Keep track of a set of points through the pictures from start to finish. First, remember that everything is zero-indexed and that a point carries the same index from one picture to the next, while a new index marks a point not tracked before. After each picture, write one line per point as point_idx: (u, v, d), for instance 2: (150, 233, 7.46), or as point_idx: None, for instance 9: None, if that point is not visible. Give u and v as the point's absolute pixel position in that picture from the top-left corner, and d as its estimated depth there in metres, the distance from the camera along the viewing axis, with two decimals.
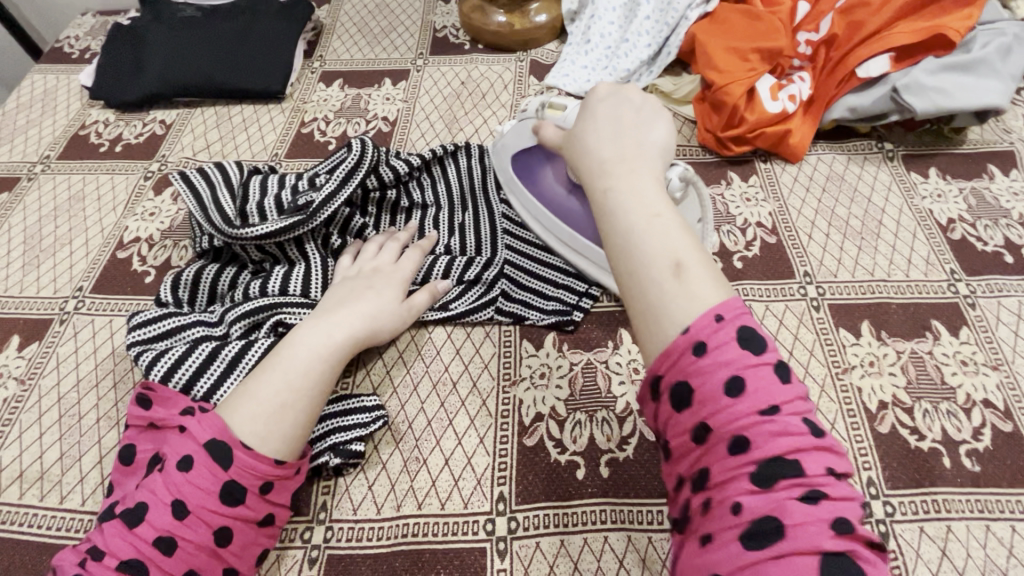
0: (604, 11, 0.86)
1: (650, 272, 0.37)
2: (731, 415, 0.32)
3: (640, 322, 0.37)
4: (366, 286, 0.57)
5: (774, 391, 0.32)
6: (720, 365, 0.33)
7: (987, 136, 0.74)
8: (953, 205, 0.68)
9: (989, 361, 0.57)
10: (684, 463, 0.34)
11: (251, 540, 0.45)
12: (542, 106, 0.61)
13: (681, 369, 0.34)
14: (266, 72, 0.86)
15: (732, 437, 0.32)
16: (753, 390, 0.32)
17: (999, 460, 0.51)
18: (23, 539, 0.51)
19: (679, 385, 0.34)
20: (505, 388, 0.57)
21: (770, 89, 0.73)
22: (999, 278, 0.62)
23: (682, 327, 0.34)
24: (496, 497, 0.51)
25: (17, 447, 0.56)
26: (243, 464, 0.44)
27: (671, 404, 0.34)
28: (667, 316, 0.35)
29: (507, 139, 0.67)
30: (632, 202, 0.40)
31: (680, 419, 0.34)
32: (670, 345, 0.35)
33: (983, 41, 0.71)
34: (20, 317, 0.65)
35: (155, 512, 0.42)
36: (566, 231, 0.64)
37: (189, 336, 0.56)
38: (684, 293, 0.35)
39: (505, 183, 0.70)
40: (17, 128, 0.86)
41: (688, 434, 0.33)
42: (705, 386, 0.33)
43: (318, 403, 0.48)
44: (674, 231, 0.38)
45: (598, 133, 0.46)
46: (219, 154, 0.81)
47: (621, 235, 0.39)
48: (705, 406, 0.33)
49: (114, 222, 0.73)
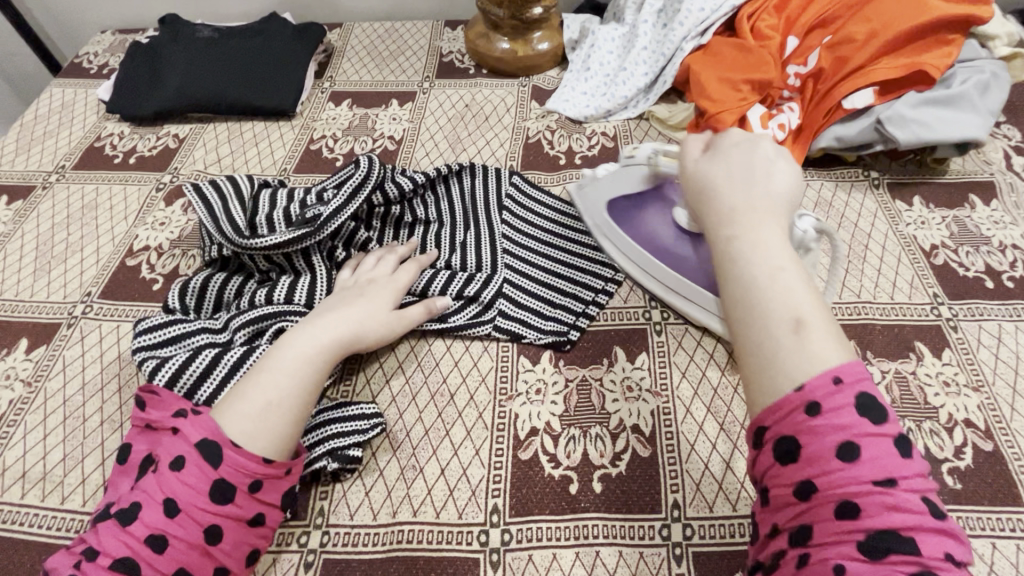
0: (603, 41, 0.92)
1: (769, 322, 0.38)
2: (842, 479, 0.33)
3: (753, 374, 0.38)
4: (357, 294, 0.59)
5: (891, 463, 0.33)
6: (835, 428, 0.34)
7: (968, 167, 0.78)
8: (936, 232, 0.71)
9: (970, 382, 0.58)
10: (783, 515, 0.36)
11: (241, 538, 0.45)
12: (655, 152, 0.62)
13: (793, 426, 0.35)
14: (279, 91, 0.90)
15: (840, 501, 0.33)
16: (867, 459, 0.34)
17: (980, 478, 0.52)
18: (24, 539, 0.51)
19: (786, 438, 0.36)
20: (502, 402, 0.58)
21: (761, 118, 0.77)
22: (980, 303, 0.64)
23: (796, 386, 0.36)
24: (490, 509, 0.52)
25: (21, 448, 0.57)
26: (232, 463, 0.45)
27: (777, 455, 0.36)
28: (782, 369, 0.37)
29: (600, 183, 0.68)
30: (757, 251, 0.41)
31: (785, 472, 0.36)
32: (781, 400, 0.36)
33: (962, 78, 0.75)
34: (29, 321, 0.67)
35: (148, 510, 0.44)
36: (669, 271, 0.64)
37: (194, 344, 0.58)
38: (804, 351, 0.37)
39: (599, 230, 0.70)
40: (35, 138, 0.89)
41: (791, 488, 0.35)
42: (815, 445, 0.34)
43: (304, 403, 0.50)
44: (798, 285, 0.39)
45: (728, 177, 0.47)
46: (230, 168, 0.84)
47: (741, 285, 0.40)
48: (813, 465, 0.34)
49: (125, 230, 0.75)
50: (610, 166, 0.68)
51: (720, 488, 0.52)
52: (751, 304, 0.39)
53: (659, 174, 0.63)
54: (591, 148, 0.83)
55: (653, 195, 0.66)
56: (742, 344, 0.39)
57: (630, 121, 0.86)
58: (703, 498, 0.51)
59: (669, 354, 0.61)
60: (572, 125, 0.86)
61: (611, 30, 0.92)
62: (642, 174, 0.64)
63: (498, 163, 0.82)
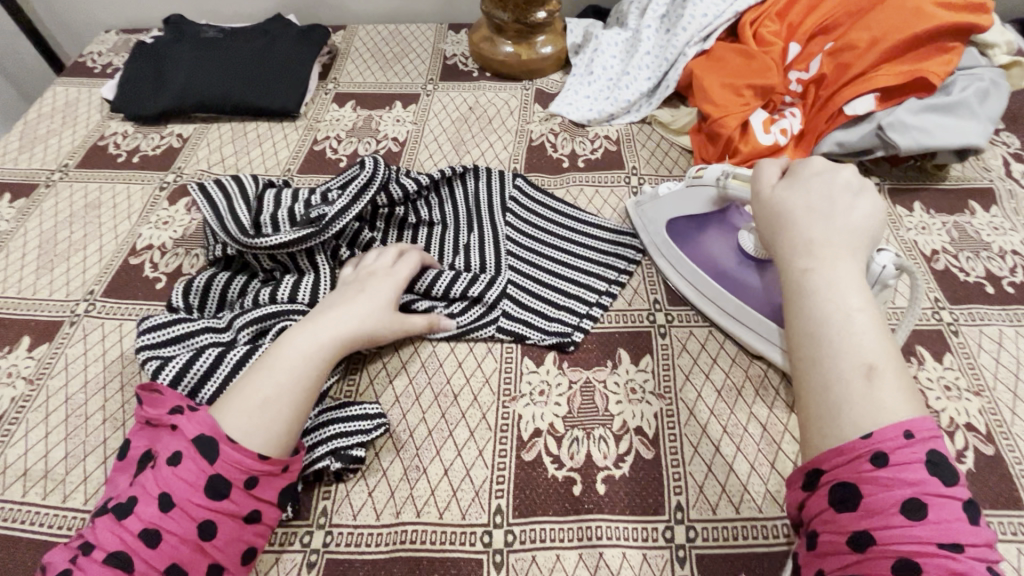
0: (606, 45, 0.92)
1: (839, 365, 0.38)
2: (904, 534, 0.33)
3: (811, 413, 0.39)
4: (358, 288, 0.59)
5: (959, 528, 0.33)
6: (901, 482, 0.34)
7: (968, 173, 0.78)
8: (936, 238, 0.71)
9: (972, 387, 0.59)
10: (831, 562, 0.35)
11: (234, 535, 0.45)
12: (724, 174, 0.58)
13: (855, 472, 0.35)
14: (283, 92, 0.90)
15: (900, 558, 0.33)
16: (933, 519, 0.33)
17: (982, 481, 0.53)
18: (25, 536, 0.51)
19: (846, 485, 0.35)
20: (505, 403, 0.58)
21: (763, 123, 0.78)
22: (981, 308, 0.65)
23: (861, 434, 0.36)
24: (494, 510, 0.52)
25: (22, 446, 0.56)
26: (228, 458, 0.45)
27: (834, 499, 0.36)
28: (850, 413, 0.37)
29: (664, 201, 0.67)
30: (832, 290, 0.41)
31: (840, 519, 0.35)
32: (846, 443, 0.36)
33: (962, 85, 0.75)
34: (31, 318, 0.67)
35: (143, 504, 0.44)
36: (729, 297, 0.62)
37: (197, 343, 0.58)
38: (873, 398, 0.37)
39: (655, 247, 0.69)
40: (38, 136, 0.89)
41: (845, 537, 0.34)
42: (877, 496, 0.34)
43: (301, 398, 0.49)
44: (872, 330, 0.39)
45: (806, 206, 0.46)
46: (234, 168, 0.84)
47: (813, 323, 0.40)
48: (873, 515, 0.34)
49: (128, 229, 0.75)
50: (676, 184, 0.67)
51: (724, 490, 0.52)
52: (821, 343, 0.39)
53: (727, 197, 0.59)
54: (594, 151, 0.83)
55: (716, 217, 0.65)
56: (807, 381, 0.39)
57: (633, 126, 0.87)
58: (706, 500, 0.51)
59: (673, 357, 0.61)
60: (576, 128, 0.87)
61: (614, 35, 0.93)
62: (709, 195, 0.61)
63: (501, 165, 0.82)
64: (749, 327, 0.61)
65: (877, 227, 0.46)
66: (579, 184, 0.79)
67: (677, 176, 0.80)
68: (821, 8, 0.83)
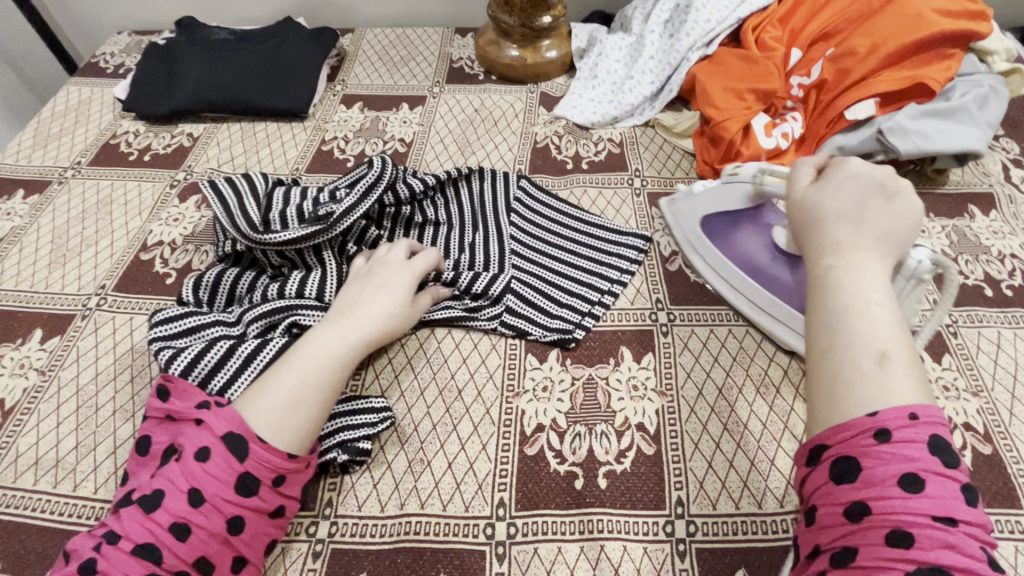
0: (610, 50, 0.94)
1: (851, 348, 0.38)
2: (899, 505, 0.33)
3: (818, 396, 0.38)
4: (375, 280, 0.58)
5: (954, 504, 0.33)
6: (900, 457, 0.34)
7: (968, 178, 0.79)
8: (935, 241, 0.72)
9: (970, 387, 0.59)
10: (826, 535, 0.35)
11: (260, 529, 0.47)
12: (761, 171, 0.63)
13: (856, 446, 0.35)
14: (292, 93, 0.91)
15: (894, 528, 0.33)
16: (930, 493, 0.33)
17: (979, 480, 0.53)
18: (35, 524, 0.52)
19: (846, 458, 0.35)
20: (508, 399, 0.59)
21: (764, 126, 0.79)
22: (979, 310, 0.65)
23: (869, 414, 0.36)
24: (497, 503, 0.53)
25: (34, 435, 0.58)
26: (258, 457, 0.45)
27: (833, 472, 0.36)
28: (856, 394, 0.36)
29: (700, 198, 0.69)
30: (853, 281, 0.41)
31: (837, 491, 0.35)
32: (850, 420, 0.36)
33: (962, 90, 0.76)
34: (43, 312, 0.68)
35: (171, 499, 0.43)
36: (762, 291, 0.63)
37: (208, 336, 0.59)
38: (882, 382, 0.36)
39: (686, 242, 0.71)
40: (51, 134, 0.91)
41: (842, 507, 0.35)
42: (876, 468, 0.34)
43: (329, 397, 0.50)
44: (891, 321, 0.39)
45: (839, 200, 0.45)
46: (243, 167, 0.85)
47: (833, 312, 0.40)
48: (870, 487, 0.34)
49: (139, 225, 0.77)
50: (709, 183, 0.70)
51: (723, 486, 0.53)
52: (837, 330, 0.39)
53: (763, 193, 0.63)
54: (598, 153, 0.85)
55: (750, 213, 0.66)
56: (818, 364, 0.39)
57: (636, 129, 0.88)
58: (706, 495, 0.52)
59: (675, 355, 0.62)
60: (580, 131, 0.88)
61: (618, 40, 0.95)
62: (744, 192, 0.65)
63: (506, 166, 0.83)
64: (782, 321, 0.62)
65: (913, 226, 0.44)
66: (583, 185, 0.80)
67: (680, 179, 0.81)
68: (822, 15, 0.84)
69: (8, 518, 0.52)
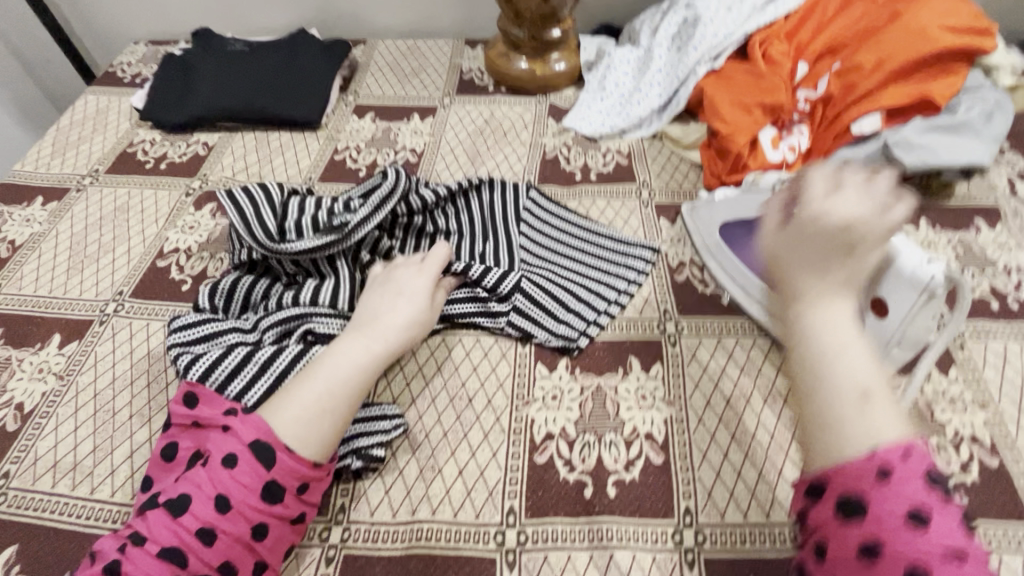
0: (619, 63, 0.95)
1: (836, 393, 0.40)
2: (910, 541, 0.34)
3: (811, 438, 0.40)
4: (396, 289, 0.60)
5: (957, 535, 0.34)
6: (904, 494, 0.35)
7: (973, 192, 0.80)
8: (941, 254, 0.73)
9: (976, 400, 0.60)
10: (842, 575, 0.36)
11: (282, 536, 0.47)
12: (781, 183, 0.62)
13: (862, 486, 0.36)
14: (305, 103, 0.93)
15: (909, 564, 0.33)
16: (935, 527, 0.34)
17: (987, 493, 0.54)
18: (53, 526, 0.53)
19: (852, 498, 0.36)
20: (518, 407, 0.60)
21: (772, 140, 0.80)
22: (986, 323, 0.66)
23: (865, 452, 0.37)
24: (507, 510, 0.53)
25: (53, 439, 0.59)
26: (283, 465, 0.47)
27: (840, 510, 0.36)
28: (847, 437, 0.38)
29: (720, 207, 0.70)
30: (828, 324, 0.42)
31: (849, 530, 0.36)
32: (849, 462, 0.37)
33: (968, 105, 0.77)
34: (62, 317, 0.69)
35: (198, 504, 0.45)
36: None
37: (226, 342, 0.60)
38: (868, 423, 0.38)
39: (705, 250, 0.72)
40: (69, 142, 0.93)
41: (851, 545, 0.35)
42: (883, 506, 0.35)
43: (352, 406, 0.51)
44: (864, 360, 0.41)
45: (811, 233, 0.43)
46: (257, 175, 0.87)
47: (812, 357, 0.41)
48: (881, 524, 0.35)
49: (156, 233, 0.78)
50: (729, 192, 0.71)
51: (732, 496, 0.53)
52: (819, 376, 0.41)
53: None
54: (606, 164, 0.86)
55: None
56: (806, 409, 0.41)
57: (643, 140, 0.89)
58: (714, 505, 0.53)
59: (683, 365, 0.63)
60: (588, 142, 0.89)
61: (626, 53, 0.96)
62: None
63: (515, 177, 0.84)
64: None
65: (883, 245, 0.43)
66: (591, 196, 0.81)
67: (687, 190, 0.82)
68: (828, 31, 0.86)
69: (28, 520, 0.53)
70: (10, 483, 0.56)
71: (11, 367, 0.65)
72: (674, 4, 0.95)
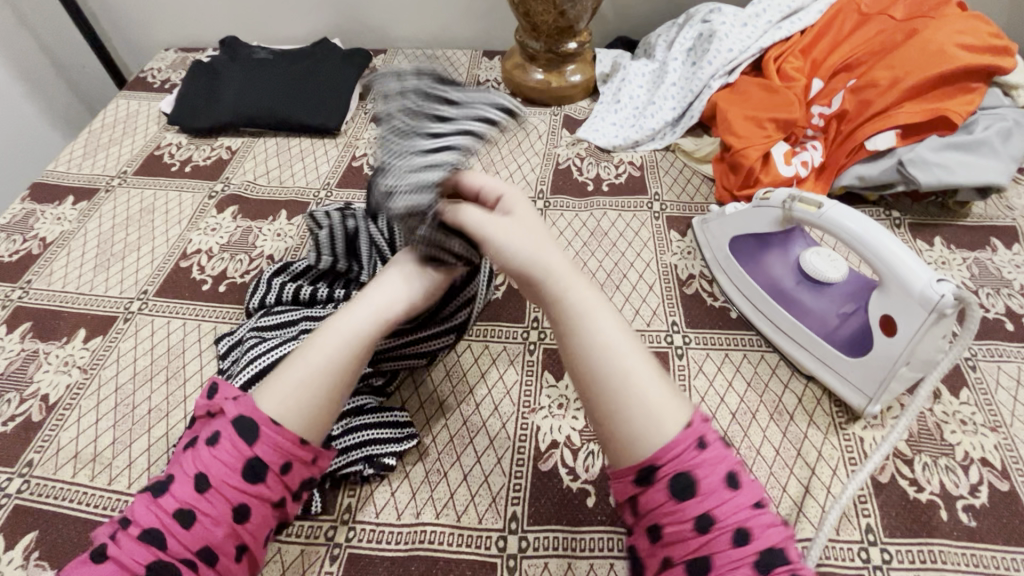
0: (634, 75, 0.96)
1: (643, 384, 0.45)
2: (731, 508, 0.41)
3: (637, 433, 0.43)
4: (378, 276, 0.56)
5: (756, 488, 0.43)
6: (718, 461, 0.43)
7: (991, 211, 0.79)
8: (956, 273, 0.72)
9: (987, 422, 0.59)
10: (679, 549, 0.41)
11: (263, 519, 0.47)
12: (790, 198, 0.61)
13: (688, 461, 0.42)
14: (326, 111, 0.95)
15: (734, 528, 0.40)
16: (744, 486, 0.42)
17: (996, 516, 0.53)
18: (70, 514, 0.55)
19: (683, 475, 0.42)
20: (524, 414, 0.61)
21: (785, 155, 0.80)
22: (1000, 344, 0.65)
23: (681, 429, 0.43)
24: (509, 516, 0.54)
25: (75, 430, 0.61)
26: (266, 440, 0.46)
27: (674, 491, 0.42)
28: (665, 422, 0.43)
29: (732, 218, 0.70)
30: (605, 328, 0.47)
31: (686, 508, 0.41)
32: (674, 439, 0.43)
33: (985, 124, 0.77)
34: (88, 312, 0.72)
35: (179, 485, 0.45)
36: (787, 317, 0.64)
37: (292, 330, 0.62)
38: (668, 403, 0.44)
39: (715, 261, 0.73)
40: (101, 144, 0.96)
41: (689, 521, 0.41)
42: (709, 477, 0.42)
43: (345, 377, 0.49)
44: (640, 350, 0.47)
45: (549, 260, 0.49)
46: (277, 179, 0.89)
47: (614, 366, 0.45)
48: (710, 497, 0.41)
49: (179, 234, 0.81)
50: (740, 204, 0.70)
51: None
52: (619, 377, 0.45)
53: (792, 219, 0.62)
54: (619, 176, 0.87)
55: (779, 239, 0.67)
56: (626, 411, 0.44)
57: (656, 153, 0.90)
58: None
59: (690, 378, 0.63)
60: (601, 153, 0.90)
61: (642, 66, 0.97)
62: (774, 216, 0.64)
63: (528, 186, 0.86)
64: (803, 346, 0.62)
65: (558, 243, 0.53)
66: (603, 208, 0.82)
67: (698, 204, 0.82)
68: (843, 49, 0.86)
69: (48, 507, 0.56)
70: (33, 472, 0.58)
71: (38, 359, 0.67)
72: (690, 19, 0.96)
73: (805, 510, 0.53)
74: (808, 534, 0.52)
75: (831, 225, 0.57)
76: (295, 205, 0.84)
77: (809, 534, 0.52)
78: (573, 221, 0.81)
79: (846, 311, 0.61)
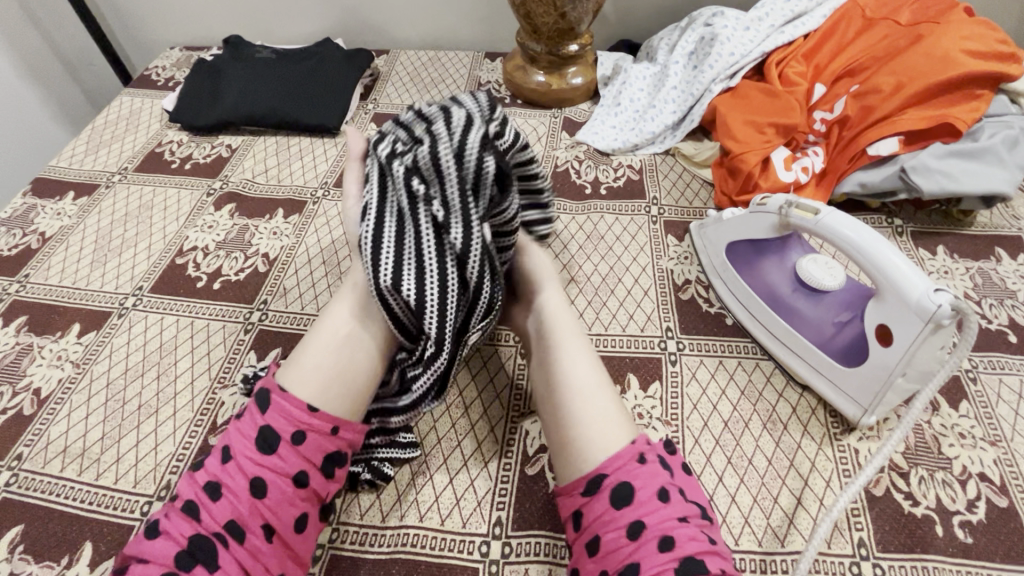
0: (635, 78, 0.95)
1: (595, 404, 0.49)
2: (658, 516, 0.43)
3: (584, 441, 0.47)
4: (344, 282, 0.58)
5: (685, 505, 0.44)
6: (654, 475, 0.45)
7: (995, 221, 0.77)
8: (959, 282, 0.71)
9: (987, 436, 0.58)
10: (614, 558, 0.42)
11: (285, 497, 0.46)
12: (787, 204, 0.60)
13: (627, 470, 0.45)
14: (326, 110, 0.96)
15: (661, 536, 0.42)
16: (674, 500, 0.44)
17: (993, 533, 0.51)
18: (56, 508, 0.55)
19: (622, 484, 0.44)
20: (514, 418, 0.60)
21: (784, 160, 0.79)
22: (1002, 356, 0.64)
23: (625, 443, 0.47)
24: (494, 521, 0.53)
25: (65, 424, 0.61)
26: (278, 408, 0.48)
27: (613, 499, 0.44)
28: (610, 434, 0.47)
29: (728, 224, 0.69)
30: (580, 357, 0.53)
31: (619, 515, 0.43)
32: (620, 451, 0.46)
33: (990, 132, 0.75)
34: (82, 307, 0.72)
35: (211, 459, 0.47)
36: (782, 324, 0.63)
37: None
38: (613, 424, 0.48)
39: (711, 268, 0.72)
40: (102, 141, 0.97)
41: (624, 527, 0.43)
42: (643, 488, 0.44)
43: (344, 367, 0.51)
44: (598, 377, 0.52)
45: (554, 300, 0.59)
46: (275, 177, 0.89)
47: (576, 387, 0.50)
48: (642, 505, 0.43)
49: (176, 230, 0.81)
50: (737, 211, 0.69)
51: (724, 521, 0.52)
52: (574, 394, 0.50)
53: (789, 225, 0.61)
54: (617, 179, 0.86)
55: (774, 245, 0.66)
56: (580, 421, 0.48)
57: (655, 156, 0.89)
58: None
59: (683, 385, 0.62)
60: (601, 156, 0.90)
61: (643, 69, 0.96)
62: (770, 222, 0.63)
63: None
64: (798, 354, 0.62)
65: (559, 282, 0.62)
66: (601, 211, 0.81)
67: (698, 209, 0.81)
68: (847, 54, 0.85)
69: (35, 501, 0.56)
70: (22, 465, 0.58)
71: (32, 353, 0.68)
72: (693, 22, 0.95)
73: (796, 522, 0.52)
74: (798, 546, 0.51)
75: (828, 231, 0.56)
76: (292, 204, 0.84)
77: (799, 547, 0.51)
78: (569, 224, 0.80)
79: (840, 317, 0.60)
